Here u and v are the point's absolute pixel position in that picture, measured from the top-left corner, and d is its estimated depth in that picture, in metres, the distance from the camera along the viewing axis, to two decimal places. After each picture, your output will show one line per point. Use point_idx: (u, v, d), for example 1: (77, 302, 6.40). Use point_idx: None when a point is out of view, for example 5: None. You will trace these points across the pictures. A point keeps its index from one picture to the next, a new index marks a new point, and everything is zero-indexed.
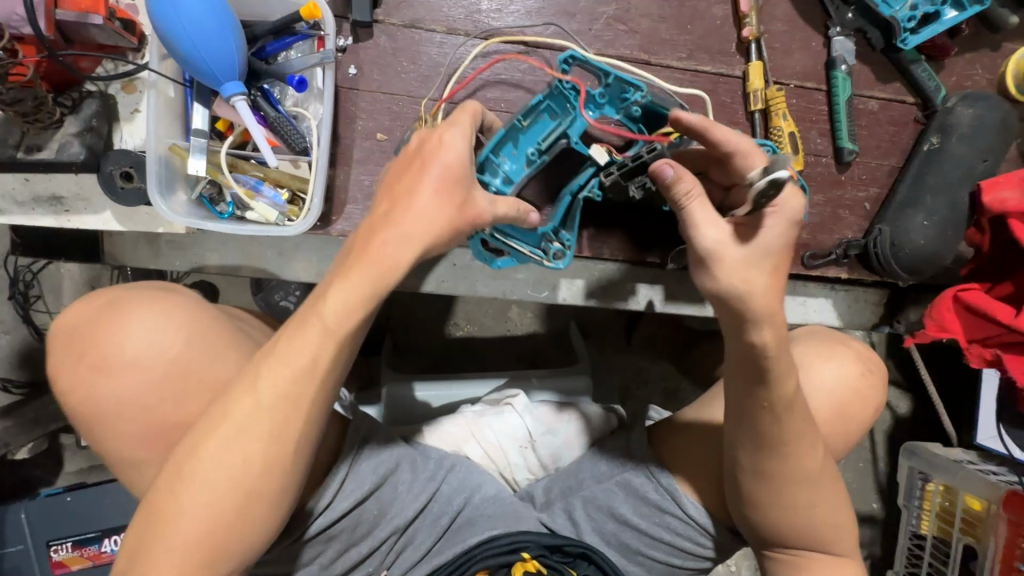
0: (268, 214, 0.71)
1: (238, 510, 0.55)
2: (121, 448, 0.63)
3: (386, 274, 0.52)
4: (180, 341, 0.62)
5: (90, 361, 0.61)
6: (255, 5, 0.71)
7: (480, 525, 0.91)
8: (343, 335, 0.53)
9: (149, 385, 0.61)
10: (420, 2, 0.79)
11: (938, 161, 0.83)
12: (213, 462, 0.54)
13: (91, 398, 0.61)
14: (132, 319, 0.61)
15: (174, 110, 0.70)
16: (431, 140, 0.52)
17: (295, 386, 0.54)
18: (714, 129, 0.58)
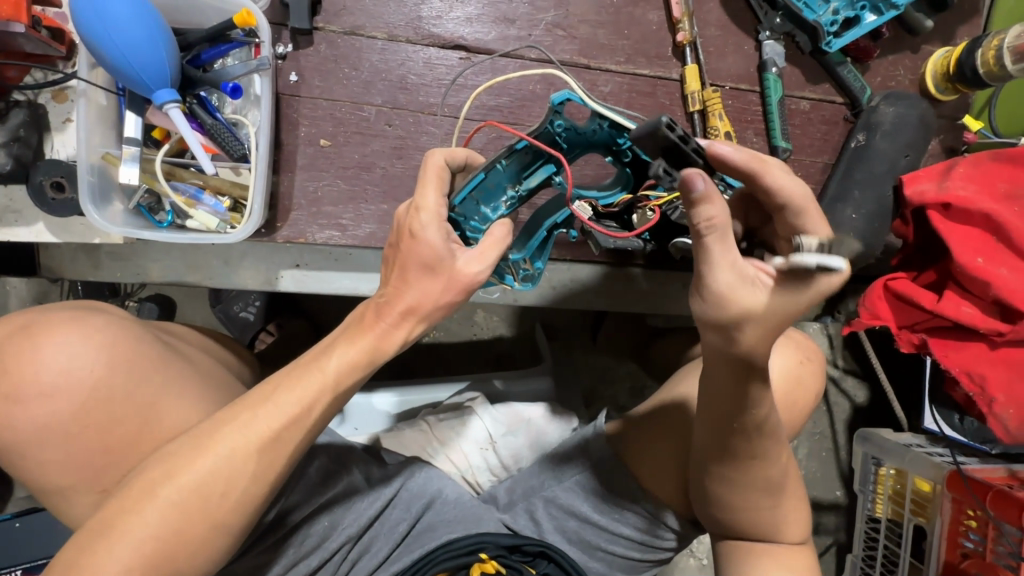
0: (208, 222, 0.71)
1: (199, 540, 0.55)
2: (45, 474, 0.62)
3: (388, 337, 0.58)
4: (101, 365, 0.61)
5: (4, 390, 0.59)
6: (190, 14, 0.71)
7: (439, 530, 0.91)
8: (337, 386, 0.58)
9: (69, 412, 0.60)
10: (360, 9, 0.80)
11: (865, 157, 0.87)
12: (162, 494, 0.54)
13: (8, 427, 0.60)
14: (51, 344, 0.60)
15: (107, 118, 0.69)
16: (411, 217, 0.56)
17: (285, 430, 0.57)
18: (773, 173, 0.50)
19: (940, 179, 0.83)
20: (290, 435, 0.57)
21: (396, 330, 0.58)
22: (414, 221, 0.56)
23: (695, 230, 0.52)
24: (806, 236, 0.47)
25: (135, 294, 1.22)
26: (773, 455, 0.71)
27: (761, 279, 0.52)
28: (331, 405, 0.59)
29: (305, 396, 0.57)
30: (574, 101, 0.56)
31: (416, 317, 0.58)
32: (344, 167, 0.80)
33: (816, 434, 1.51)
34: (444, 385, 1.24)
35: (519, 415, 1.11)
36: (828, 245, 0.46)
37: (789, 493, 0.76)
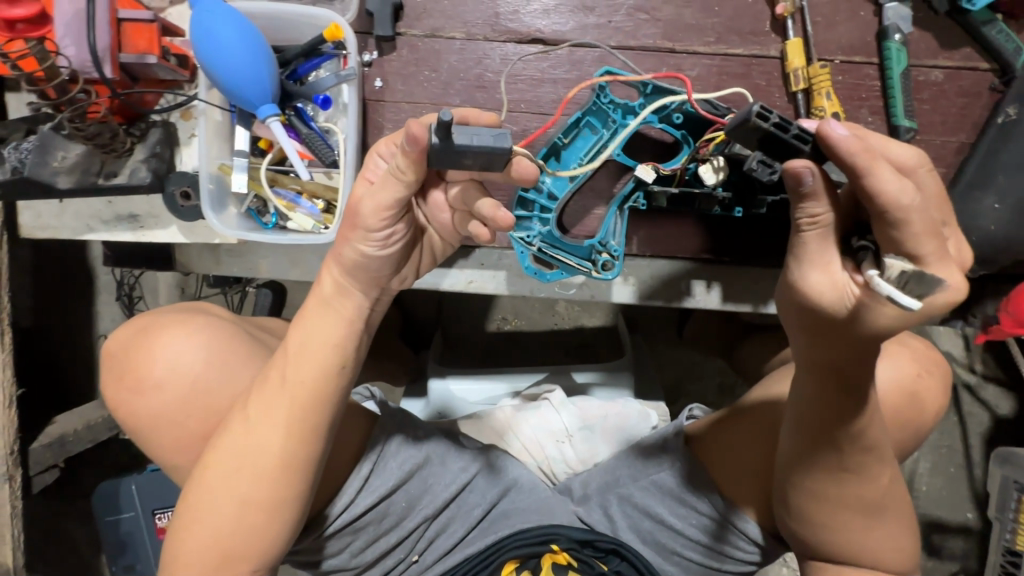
0: (305, 224, 0.78)
1: (242, 520, 0.59)
2: (166, 458, 0.67)
3: (318, 295, 0.59)
4: (199, 363, 0.66)
5: (127, 382, 0.65)
6: (287, 31, 0.75)
7: (513, 518, 0.94)
8: (301, 360, 0.58)
9: (174, 404, 0.65)
10: (440, 11, 0.81)
11: (1016, 135, 0.73)
12: (215, 480, 0.59)
13: (131, 415, 0.66)
14: (161, 342, 0.65)
15: (222, 133, 0.78)
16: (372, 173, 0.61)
17: (274, 410, 0.59)
18: (880, 173, 0.41)
19: None
20: (279, 414, 0.58)
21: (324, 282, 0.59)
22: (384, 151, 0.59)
23: (794, 222, 0.47)
24: (891, 259, 0.41)
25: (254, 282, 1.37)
26: (871, 473, 0.65)
27: (849, 289, 0.46)
28: (311, 378, 0.58)
29: (281, 375, 0.59)
30: (612, 73, 0.72)
31: (331, 260, 0.58)
32: None
33: (943, 447, 1.32)
34: (522, 376, 1.27)
35: (595, 410, 1.11)
36: (909, 280, 0.41)
37: (888, 517, 0.68)
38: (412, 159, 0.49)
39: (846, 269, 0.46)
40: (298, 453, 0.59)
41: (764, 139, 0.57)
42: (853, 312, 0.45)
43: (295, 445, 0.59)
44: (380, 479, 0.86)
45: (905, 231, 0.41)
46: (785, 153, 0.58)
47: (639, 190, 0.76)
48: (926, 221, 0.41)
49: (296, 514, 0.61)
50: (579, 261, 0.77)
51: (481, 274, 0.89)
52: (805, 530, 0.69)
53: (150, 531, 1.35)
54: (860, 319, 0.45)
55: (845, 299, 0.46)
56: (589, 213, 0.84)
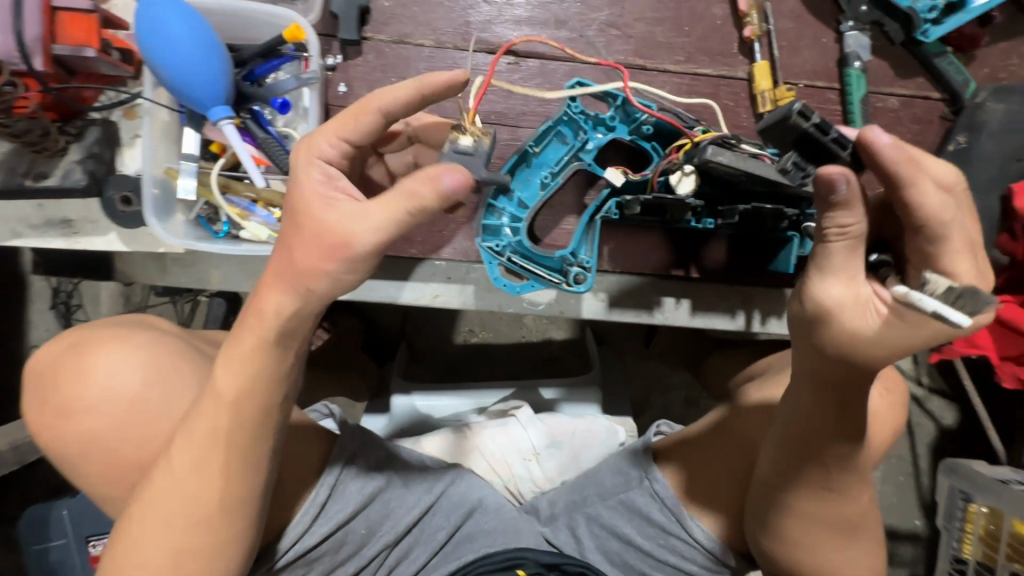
0: (260, 233, 0.74)
1: (177, 568, 0.54)
2: (97, 487, 0.61)
3: (262, 326, 0.51)
4: (136, 382, 0.60)
5: (53, 405, 0.59)
6: (245, 30, 0.71)
7: (477, 542, 0.90)
8: (235, 402, 0.53)
9: (107, 429, 0.59)
10: (408, 17, 0.78)
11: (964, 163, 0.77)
12: (149, 522, 0.54)
13: (58, 440, 0.60)
14: (91, 361, 0.59)
15: (170, 134, 0.72)
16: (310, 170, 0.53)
17: (212, 449, 0.53)
18: (922, 186, 0.41)
19: None
20: (220, 454, 0.53)
21: (262, 319, 0.51)
22: (317, 143, 0.51)
23: (820, 233, 0.45)
24: (933, 276, 0.41)
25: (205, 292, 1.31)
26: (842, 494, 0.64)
27: (874, 301, 0.45)
28: (255, 417, 0.53)
29: (217, 413, 0.53)
30: (584, 83, 0.70)
31: (278, 284, 0.50)
32: None
33: (894, 457, 1.37)
34: (488, 392, 1.23)
35: (563, 426, 1.09)
36: (960, 295, 0.40)
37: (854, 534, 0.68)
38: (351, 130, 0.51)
39: (870, 283, 0.45)
40: (240, 495, 0.55)
41: (799, 140, 0.56)
42: (879, 331, 0.44)
43: (237, 485, 0.54)
44: (339, 504, 0.82)
45: (942, 245, 0.41)
46: (819, 156, 0.57)
47: (613, 199, 0.75)
48: (963, 237, 0.41)
49: (236, 558, 0.57)
50: (550, 273, 0.75)
51: (449, 288, 0.86)
52: (776, 544, 0.68)
53: (83, 559, 1.24)
54: (889, 340, 0.44)
55: (870, 316, 0.45)
56: (558, 226, 0.83)
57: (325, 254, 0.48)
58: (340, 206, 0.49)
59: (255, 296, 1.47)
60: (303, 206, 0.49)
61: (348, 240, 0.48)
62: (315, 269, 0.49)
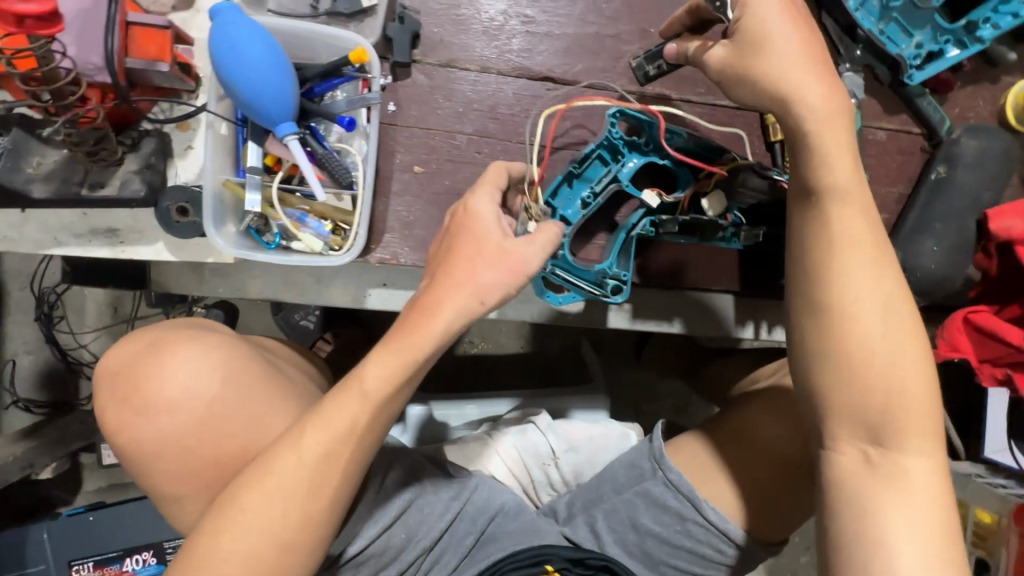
0: (314, 244, 0.76)
1: (275, 557, 0.58)
2: (164, 485, 0.67)
3: (424, 339, 0.58)
4: (215, 385, 0.66)
5: (133, 405, 0.65)
6: (304, 49, 0.75)
7: (503, 541, 0.92)
8: (379, 402, 0.59)
9: (185, 428, 0.65)
10: (455, 42, 0.83)
11: (945, 190, 0.88)
12: (255, 510, 0.58)
13: (134, 439, 0.65)
14: (172, 362, 0.66)
15: (226, 147, 0.74)
16: (461, 211, 0.62)
17: (335, 446, 0.59)
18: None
19: None
20: (341, 449, 0.59)
21: (432, 324, 0.58)
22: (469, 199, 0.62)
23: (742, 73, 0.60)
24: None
25: (200, 302, 1.34)
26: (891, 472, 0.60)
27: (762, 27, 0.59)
28: (384, 415, 0.60)
29: (349, 409, 0.58)
30: (624, 112, 0.77)
31: (456, 283, 0.58)
32: (435, 192, 0.84)
33: None
34: (500, 402, 1.27)
35: (580, 432, 1.14)
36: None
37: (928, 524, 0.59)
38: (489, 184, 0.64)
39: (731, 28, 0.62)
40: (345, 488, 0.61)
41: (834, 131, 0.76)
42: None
43: (345, 482, 0.60)
44: (383, 509, 0.87)
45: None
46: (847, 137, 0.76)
47: (647, 218, 0.81)
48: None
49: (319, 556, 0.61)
50: (591, 286, 0.80)
51: None
52: (851, 509, 0.59)
53: None
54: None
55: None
56: (592, 241, 0.89)
57: (511, 273, 0.58)
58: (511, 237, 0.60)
59: (255, 306, 1.46)
60: (480, 234, 0.60)
61: (525, 265, 0.59)
62: (499, 285, 0.58)
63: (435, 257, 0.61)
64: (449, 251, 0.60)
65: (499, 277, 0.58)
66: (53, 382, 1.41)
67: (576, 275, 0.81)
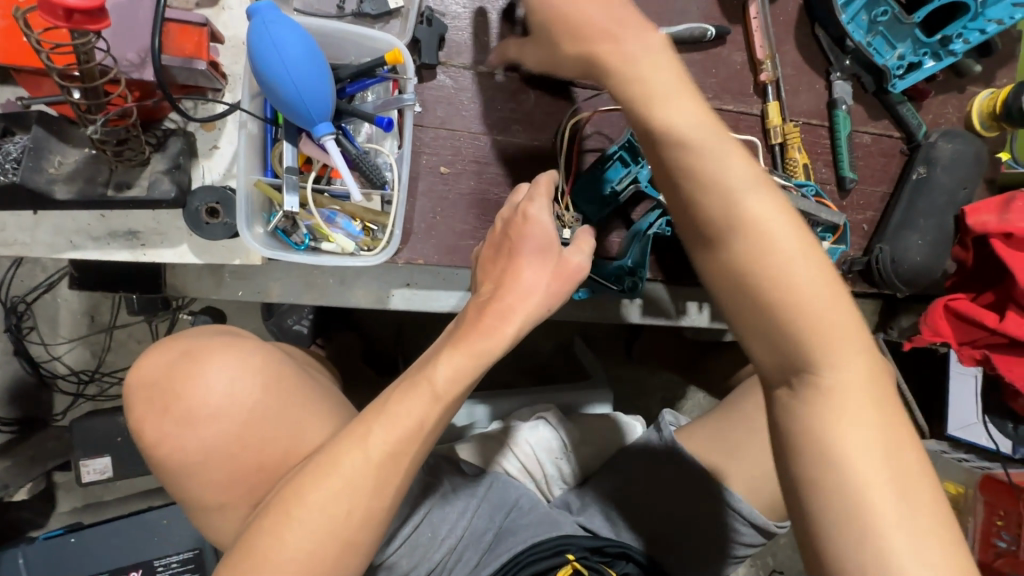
0: (346, 245, 0.75)
1: (335, 555, 0.58)
2: (206, 494, 0.67)
3: (496, 341, 0.59)
4: (256, 390, 0.68)
5: (175, 415, 0.65)
6: (334, 49, 0.75)
7: (521, 534, 0.92)
8: (446, 401, 0.60)
9: (228, 435, 0.66)
10: (477, 46, 0.85)
11: (926, 189, 0.96)
12: (316, 507, 0.57)
13: (176, 450, 0.65)
14: (212, 369, 0.66)
15: (255, 147, 0.73)
16: (518, 218, 0.63)
17: (400, 445, 0.59)
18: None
19: (1000, 211, 0.89)
20: (407, 449, 0.59)
21: (505, 329, 0.60)
22: (528, 205, 0.62)
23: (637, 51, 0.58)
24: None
25: (187, 307, 1.28)
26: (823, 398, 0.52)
27: None
28: (449, 413, 0.61)
29: (415, 405, 0.59)
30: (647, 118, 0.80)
31: (528, 290, 0.60)
32: (460, 192, 0.85)
33: None
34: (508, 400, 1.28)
35: (591, 425, 1.16)
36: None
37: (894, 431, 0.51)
38: (544, 188, 0.64)
39: None
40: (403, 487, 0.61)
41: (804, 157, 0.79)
42: None
43: (406, 481, 0.60)
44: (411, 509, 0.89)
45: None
46: None
47: (662, 218, 0.86)
48: None
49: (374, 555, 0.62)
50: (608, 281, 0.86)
51: None
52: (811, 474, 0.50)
53: None
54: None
55: None
56: (610, 238, 0.92)
57: (565, 280, 0.62)
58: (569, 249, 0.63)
59: (243, 312, 1.41)
60: (543, 247, 0.62)
61: (578, 273, 0.63)
62: (558, 293, 0.62)
63: (493, 266, 0.63)
64: (507, 262, 0.62)
65: (557, 287, 0.61)
66: (23, 398, 1.31)
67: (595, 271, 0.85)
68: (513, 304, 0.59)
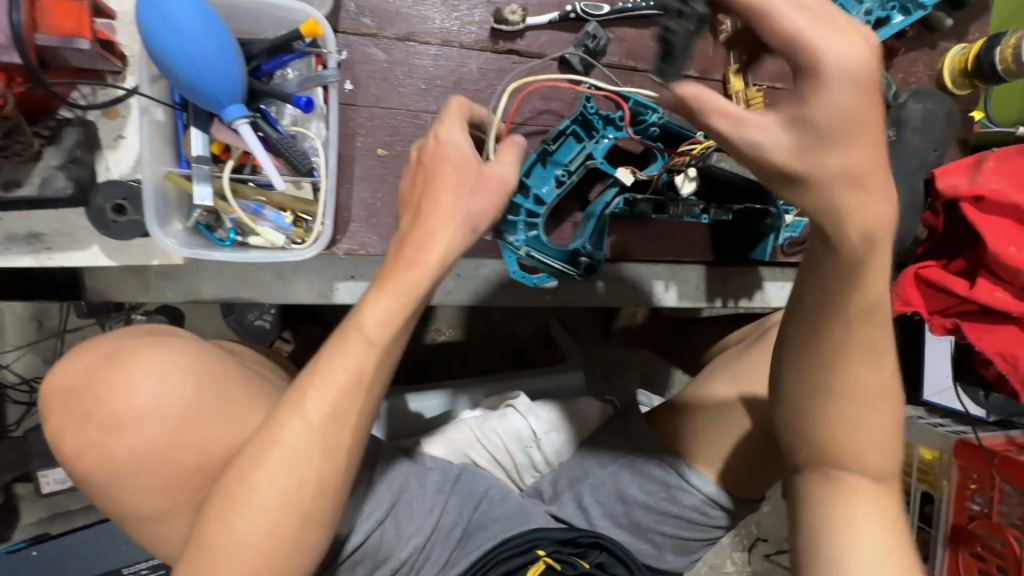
0: (274, 239, 0.69)
1: (292, 532, 0.54)
2: (145, 503, 0.62)
3: (422, 275, 0.55)
4: (188, 387, 0.63)
5: (99, 421, 0.60)
6: (248, 23, 0.68)
7: (491, 530, 0.88)
8: (382, 347, 0.55)
9: (161, 437, 0.61)
10: (412, 14, 0.77)
11: (901, 152, 0.90)
12: (262, 487, 0.54)
13: (105, 459, 0.60)
14: (135, 369, 0.62)
15: (164, 135, 0.66)
16: (428, 144, 0.60)
17: (340, 402, 0.55)
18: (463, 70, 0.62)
19: (971, 172, 0.85)
20: (349, 406, 0.55)
21: (428, 259, 0.55)
22: (438, 128, 0.61)
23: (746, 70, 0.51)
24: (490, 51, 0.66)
25: (138, 308, 1.22)
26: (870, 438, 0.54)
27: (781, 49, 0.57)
28: (388, 363, 0.57)
29: (355, 361, 0.55)
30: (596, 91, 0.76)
31: (448, 218, 0.55)
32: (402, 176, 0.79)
33: None
34: (477, 390, 1.25)
35: (561, 413, 1.13)
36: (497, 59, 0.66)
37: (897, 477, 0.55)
38: (456, 115, 0.61)
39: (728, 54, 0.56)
40: (355, 449, 0.57)
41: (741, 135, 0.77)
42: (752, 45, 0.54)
43: (357, 442, 0.57)
44: (374, 503, 0.84)
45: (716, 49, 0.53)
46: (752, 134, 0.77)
47: (620, 196, 0.80)
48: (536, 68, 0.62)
49: (338, 528, 0.58)
50: (562, 265, 0.79)
51: (457, 284, 0.89)
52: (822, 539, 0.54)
53: None
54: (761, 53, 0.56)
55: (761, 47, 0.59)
56: (565, 220, 0.88)
57: (491, 195, 0.58)
58: (488, 167, 0.60)
59: (202, 310, 1.35)
60: (457, 162, 0.59)
61: (503, 185, 0.59)
62: (484, 211, 0.58)
63: (409, 190, 0.59)
64: (422, 190, 0.58)
65: (481, 203, 0.58)
66: None
67: (547, 253, 0.78)
68: (431, 225, 0.55)
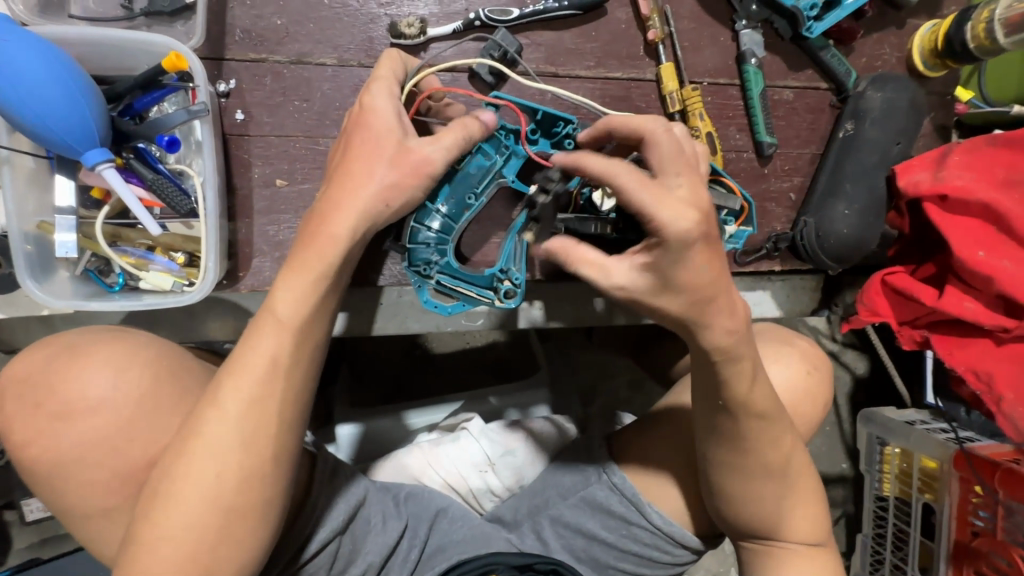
0: (161, 283, 0.66)
1: (225, 528, 0.49)
2: (89, 500, 0.54)
3: (328, 246, 0.51)
4: (149, 377, 0.55)
5: (52, 409, 0.53)
6: (119, 60, 0.65)
7: (450, 551, 0.73)
8: (297, 327, 0.51)
9: (115, 428, 0.53)
10: (305, 34, 0.73)
11: (855, 147, 0.83)
12: (192, 477, 0.48)
13: (53, 451, 0.53)
14: (92, 359, 0.54)
15: (39, 183, 0.64)
16: (356, 111, 0.57)
17: (259, 390, 0.50)
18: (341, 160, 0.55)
19: (935, 168, 0.79)
20: (269, 393, 0.50)
21: (337, 228, 0.52)
22: (364, 95, 0.56)
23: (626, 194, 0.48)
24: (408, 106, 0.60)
25: None
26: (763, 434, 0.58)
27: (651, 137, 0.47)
28: (306, 351, 0.52)
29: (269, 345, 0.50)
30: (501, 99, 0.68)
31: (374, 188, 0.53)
32: (304, 206, 0.75)
33: None
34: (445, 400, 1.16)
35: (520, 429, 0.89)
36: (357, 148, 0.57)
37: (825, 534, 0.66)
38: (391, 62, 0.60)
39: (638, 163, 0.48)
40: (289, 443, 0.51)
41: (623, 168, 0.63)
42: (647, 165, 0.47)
43: (286, 433, 0.51)
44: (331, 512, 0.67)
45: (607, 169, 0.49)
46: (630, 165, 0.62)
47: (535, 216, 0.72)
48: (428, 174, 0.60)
49: (277, 526, 0.52)
50: (480, 292, 0.73)
51: (382, 314, 0.84)
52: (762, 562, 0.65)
53: None
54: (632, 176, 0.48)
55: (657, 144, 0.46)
56: (489, 240, 0.83)
57: (412, 172, 0.55)
58: (412, 138, 0.56)
59: None
60: (370, 128, 0.55)
61: (426, 162, 0.55)
62: (404, 184, 0.54)
63: (330, 161, 0.56)
64: (343, 164, 0.54)
65: (405, 180, 0.54)
66: None
67: (464, 279, 0.72)
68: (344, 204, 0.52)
